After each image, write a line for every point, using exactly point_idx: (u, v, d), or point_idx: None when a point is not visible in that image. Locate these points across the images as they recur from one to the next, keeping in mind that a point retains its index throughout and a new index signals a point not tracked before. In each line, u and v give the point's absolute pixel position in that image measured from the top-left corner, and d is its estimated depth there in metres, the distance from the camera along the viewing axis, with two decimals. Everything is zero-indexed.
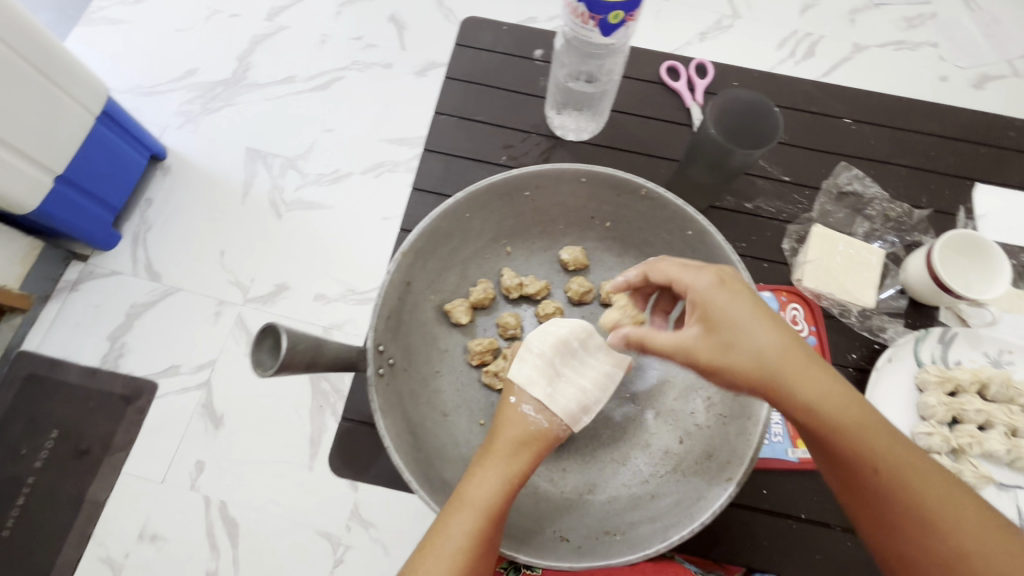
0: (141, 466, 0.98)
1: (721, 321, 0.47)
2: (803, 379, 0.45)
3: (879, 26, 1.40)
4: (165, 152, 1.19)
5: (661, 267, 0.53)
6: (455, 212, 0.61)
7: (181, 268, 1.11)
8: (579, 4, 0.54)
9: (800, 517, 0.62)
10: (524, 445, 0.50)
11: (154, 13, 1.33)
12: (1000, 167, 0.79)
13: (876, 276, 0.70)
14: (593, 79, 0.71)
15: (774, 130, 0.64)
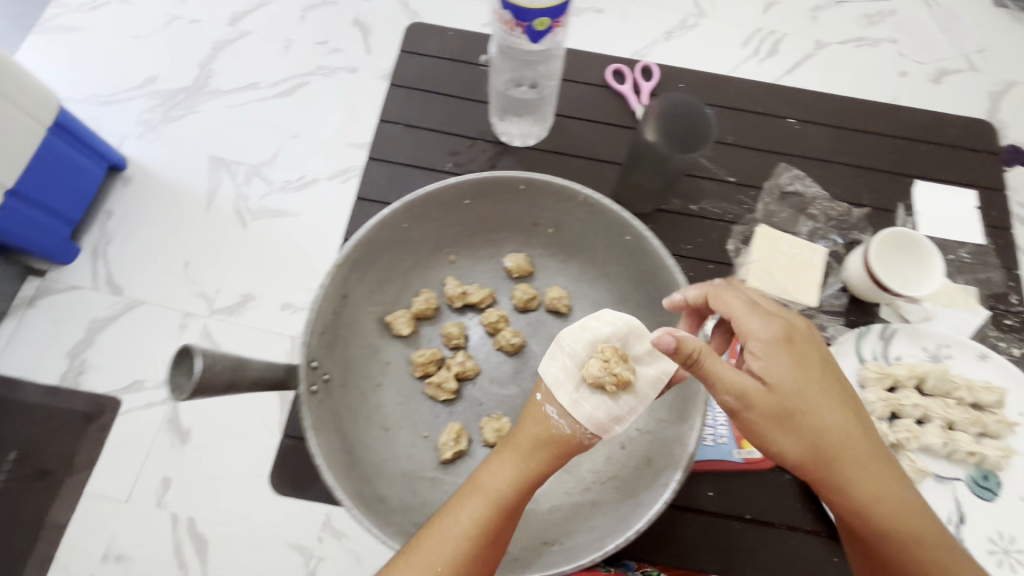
0: (105, 486, 0.95)
1: (781, 377, 0.46)
2: (842, 444, 0.46)
3: (838, 25, 1.48)
4: (124, 162, 1.17)
5: (726, 300, 0.50)
6: (392, 223, 0.60)
7: (143, 282, 1.08)
8: (504, 12, 0.54)
9: (745, 517, 0.63)
10: (542, 445, 0.49)
11: (112, 20, 1.31)
12: (940, 164, 0.80)
13: (819, 274, 0.70)
14: (534, 84, 0.74)
15: (708, 129, 0.67)
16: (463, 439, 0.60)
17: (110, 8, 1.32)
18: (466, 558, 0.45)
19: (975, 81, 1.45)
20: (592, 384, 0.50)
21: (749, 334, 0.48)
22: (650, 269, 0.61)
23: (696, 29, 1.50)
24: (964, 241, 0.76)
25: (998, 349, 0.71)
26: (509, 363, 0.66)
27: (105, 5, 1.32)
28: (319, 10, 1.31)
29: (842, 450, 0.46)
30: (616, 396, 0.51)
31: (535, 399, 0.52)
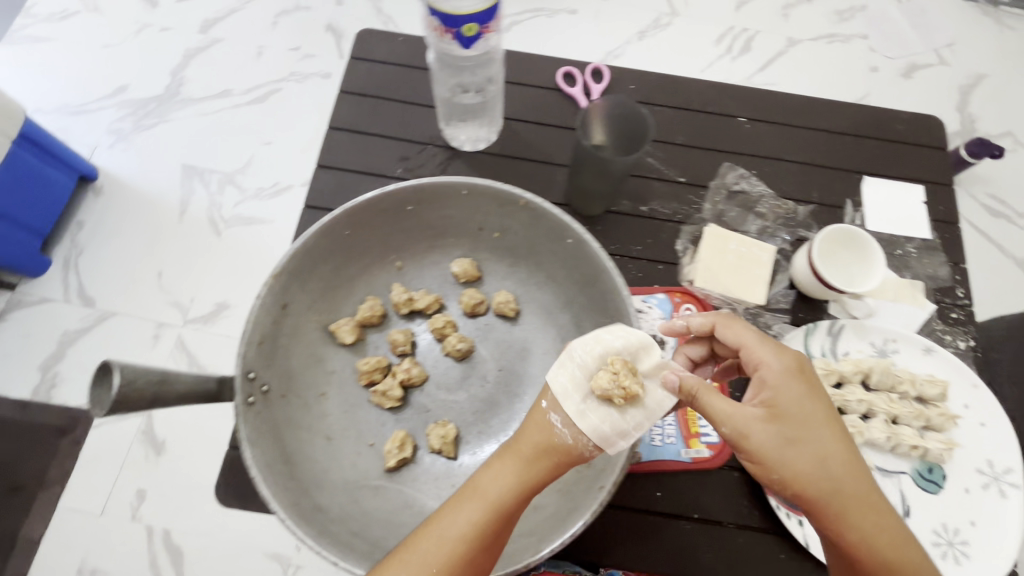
0: (79, 500, 0.95)
1: (790, 405, 0.49)
2: (848, 473, 0.47)
3: (811, 22, 1.58)
4: (94, 173, 1.20)
5: (737, 332, 0.54)
6: (332, 232, 0.60)
7: (117, 294, 1.11)
8: (433, 18, 0.54)
9: (693, 517, 0.63)
10: (544, 452, 0.48)
11: (81, 31, 1.33)
12: (888, 160, 0.81)
13: (767, 272, 0.71)
14: (478, 89, 0.75)
15: (643, 128, 0.68)
16: (407, 447, 0.60)
17: (80, 18, 1.34)
18: (461, 560, 0.45)
19: (944, 76, 1.52)
20: (600, 396, 0.50)
21: (759, 364, 0.51)
22: (592, 272, 0.61)
23: (670, 30, 1.57)
24: (911, 236, 0.77)
25: (944, 342, 0.72)
26: (457, 368, 0.65)
27: (74, 15, 1.34)
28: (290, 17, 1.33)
29: (849, 481, 0.47)
30: (623, 409, 0.50)
31: (539, 405, 0.51)
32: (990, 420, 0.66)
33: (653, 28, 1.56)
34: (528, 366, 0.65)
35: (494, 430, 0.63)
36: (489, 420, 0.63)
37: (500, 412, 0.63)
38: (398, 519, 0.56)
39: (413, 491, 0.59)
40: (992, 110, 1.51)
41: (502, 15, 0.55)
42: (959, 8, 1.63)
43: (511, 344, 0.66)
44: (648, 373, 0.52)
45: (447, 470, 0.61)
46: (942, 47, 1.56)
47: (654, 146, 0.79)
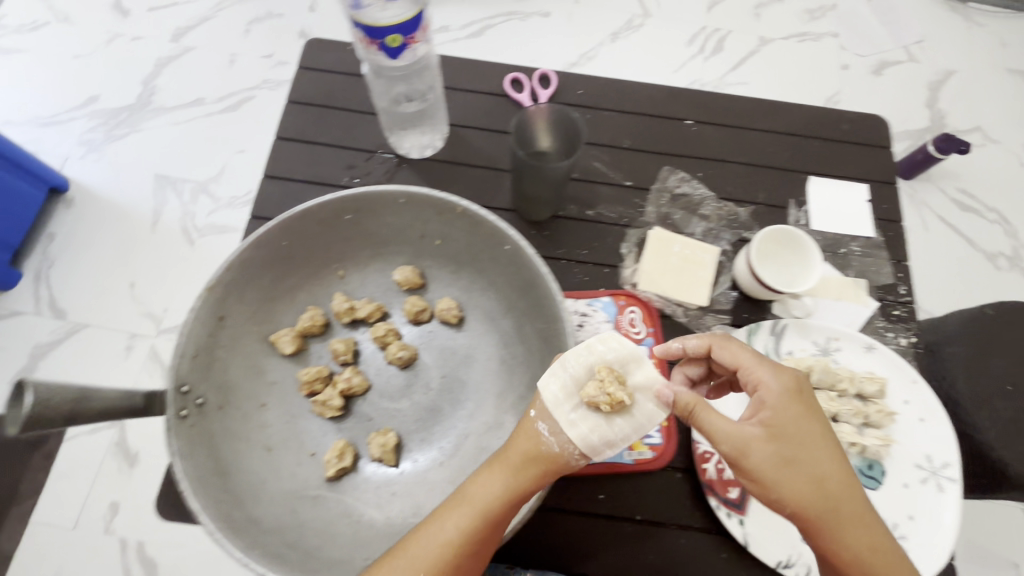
0: (52, 514, 0.97)
1: (787, 430, 0.49)
2: (838, 498, 0.48)
3: (784, 20, 1.61)
4: (65, 186, 1.30)
5: (734, 357, 0.54)
6: (269, 243, 0.61)
7: (87, 301, 1.21)
8: (356, 30, 0.54)
9: (635, 519, 0.64)
10: (531, 460, 0.49)
11: (52, 42, 1.45)
12: (834, 159, 0.82)
13: (709, 273, 0.72)
14: (415, 97, 0.74)
15: (575, 134, 0.70)
16: (346, 456, 0.61)
17: (50, 27, 1.46)
18: (449, 566, 0.47)
19: (917, 72, 1.56)
20: (589, 404, 0.50)
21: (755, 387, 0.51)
22: (529, 278, 0.62)
23: (642, 30, 1.60)
24: (855, 235, 0.78)
25: (886, 339, 0.73)
26: (400, 377, 0.65)
27: (44, 28, 1.46)
28: (263, 25, 1.47)
29: (840, 503, 0.47)
30: (611, 418, 0.50)
31: (528, 414, 0.52)
32: (929, 415, 0.67)
33: (625, 29, 1.60)
34: (471, 372, 0.65)
35: (437, 438, 0.63)
36: (432, 428, 0.64)
37: (444, 420, 0.64)
38: (335, 528, 0.56)
39: (353, 500, 0.59)
40: (960, 105, 1.53)
41: (427, 26, 0.56)
42: (927, 6, 1.65)
43: (455, 351, 0.67)
44: (639, 383, 0.52)
45: (388, 478, 0.61)
46: (910, 44, 1.59)
47: (601, 151, 0.80)
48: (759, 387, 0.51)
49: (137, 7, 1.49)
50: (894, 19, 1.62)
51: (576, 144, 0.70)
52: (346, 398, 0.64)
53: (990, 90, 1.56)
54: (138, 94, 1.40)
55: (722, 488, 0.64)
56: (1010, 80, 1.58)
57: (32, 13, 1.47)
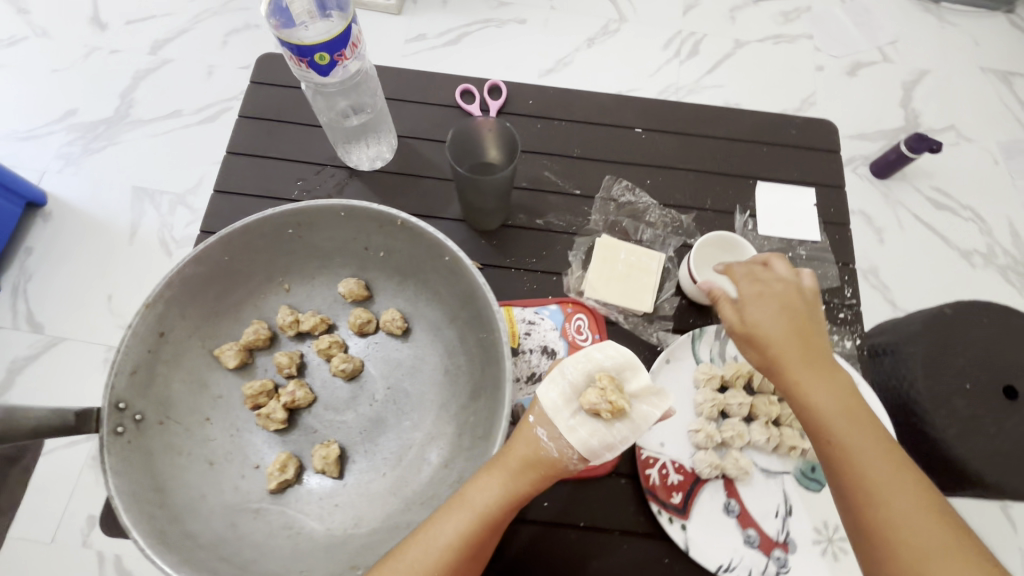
0: (28, 528, 0.98)
1: (759, 309, 0.58)
2: (805, 360, 0.55)
3: (760, 22, 1.62)
4: (44, 199, 1.31)
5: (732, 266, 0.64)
6: (210, 258, 0.61)
7: (63, 317, 1.22)
8: (284, 49, 0.54)
9: (579, 525, 0.64)
10: (530, 465, 0.53)
11: (30, 56, 1.46)
12: (782, 164, 0.83)
13: (655, 280, 0.73)
14: (360, 109, 0.76)
15: (513, 144, 0.71)
16: (289, 468, 0.61)
17: (28, 42, 1.47)
18: (449, 568, 0.50)
19: (891, 71, 1.57)
20: (588, 410, 0.52)
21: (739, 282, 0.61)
22: (468, 289, 0.62)
23: (619, 34, 1.59)
24: (802, 240, 0.79)
25: (831, 342, 0.73)
26: (346, 388, 0.66)
27: (23, 43, 1.47)
28: (239, 37, 1.49)
29: (804, 367, 0.54)
30: (610, 423, 0.52)
31: (527, 420, 0.56)
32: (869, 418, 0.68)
33: (602, 33, 1.60)
34: (415, 382, 0.66)
35: (381, 448, 0.63)
36: (376, 439, 0.64)
37: (387, 431, 0.64)
38: (273, 541, 0.57)
39: (295, 512, 0.60)
40: (934, 105, 1.54)
41: (356, 42, 0.56)
42: (901, 6, 1.67)
43: (401, 361, 0.67)
44: (636, 390, 0.54)
45: (332, 490, 0.62)
46: (885, 44, 1.60)
47: (550, 159, 0.81)
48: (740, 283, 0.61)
49: (114, 21, 1.50)
50: (868, 20, 1.64)
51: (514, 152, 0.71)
52: (291, 410, 0.65)
53: (964, 89, 1.57)
54: (116, 107, 1.42)
55: (665, 493, 0.64)
56: (984, 78, 1.59)
57: (10, 28, 1.48)
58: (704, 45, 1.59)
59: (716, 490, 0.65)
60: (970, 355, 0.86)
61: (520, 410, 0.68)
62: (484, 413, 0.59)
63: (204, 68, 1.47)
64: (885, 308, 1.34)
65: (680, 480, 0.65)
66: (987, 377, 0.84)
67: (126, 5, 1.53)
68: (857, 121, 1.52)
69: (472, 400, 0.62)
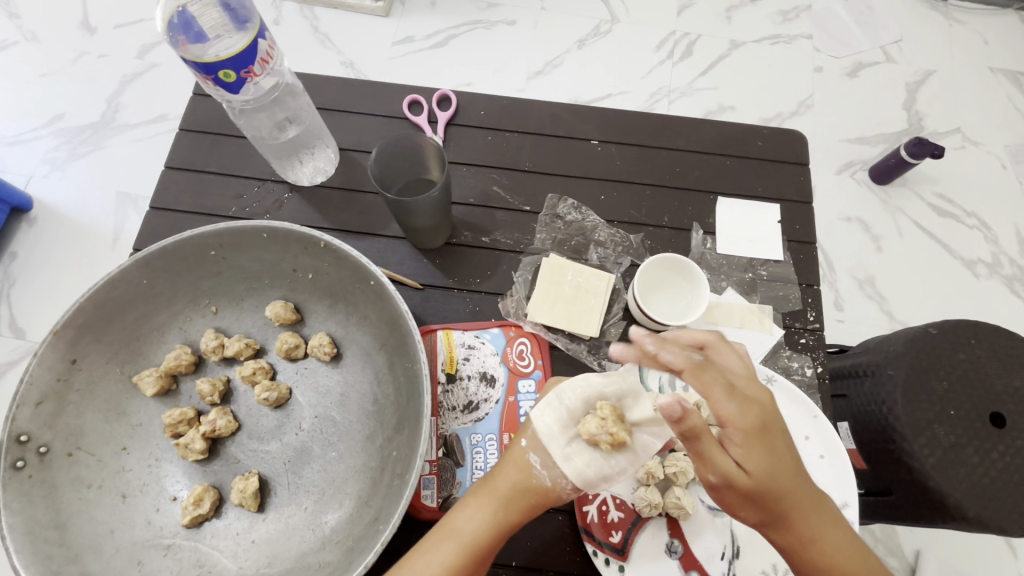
0: None
1: (768, 446, 0.48)
2: (804, 494, 0.50)
3: (756, 21, 1.56)
4: (29, 204, 1.29)
5: (704, 370, 0.50)
6: (126, 282, 0.59)
7: (42, 325, 1.21)
8: (188, 66, 0.52)
9: (511, 564, 0.61)
10: (522, 492, 0.53)
11: (19, 61, 1.44)
12: (747, 178, 0.78)
13: (602, 303, 0.69)
14: (294, 120, 0.73)
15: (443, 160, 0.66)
16: (204, 502, 0.58)
17: (17, 46, 1.46)
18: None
19: (894, 72, 1.51)
20: (587, 439, 0.51)
21: (728, 410, 0.48)
22: (394, 314, 0.60)
23: (610, 35, 1.54)
24: (765, 259, 0.74)
25: (791, 369, 0.69)
26: (271, 416, 0.63)
27: (10, 47, 1.46)
28: None
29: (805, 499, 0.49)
30: (609, 453, 0.51)
31: (520, 444, 0.55)
32: (827, 454, 0.64)
33: (594, 34, 1.55)
34: (343, 411, 0.63)
35: (304, 481, 0.60)
36: (300, 471, 0.61)
37: (311, 462, 0.61)
38: None
39: (208, 548, 0.57)
40: (939, 106, 1.48)
41: (266, 57, 0.54)
42: (908, 3, 1.60)
43: (330, 389, 0.64)
44: (638, 419, 0.53)
45: (252, 523, 0.59)
46: (888, 43, 1.54)
47: (499, 174, 0.77)
48: (730, 414, 0.48)
49: (103, 25, 1.49)
50: (871, 18, 1.57)
51: (443, 173, 0.67)
52: (213, 439, 0.62)
53: (971, 90, 1.50)
54: (102, 111, 1.41)
55: (602, 531, 0.60)
56: (993, 79, 1.52)
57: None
58: (698, 45, 1.53)
59: (658, 529, 0.61)
60: (955, 380, 0.78)
61: (454, 439, 0.64)
62: (402, 450, 0.57)
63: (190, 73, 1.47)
64: (881, 319, 1.29)
65: (621, 517, 0.61)
66: (970, 403, 0.77)
67: (113, 8, 1.51)
68: (856, 124, 1.46)
69: (395, 433, 0.59)
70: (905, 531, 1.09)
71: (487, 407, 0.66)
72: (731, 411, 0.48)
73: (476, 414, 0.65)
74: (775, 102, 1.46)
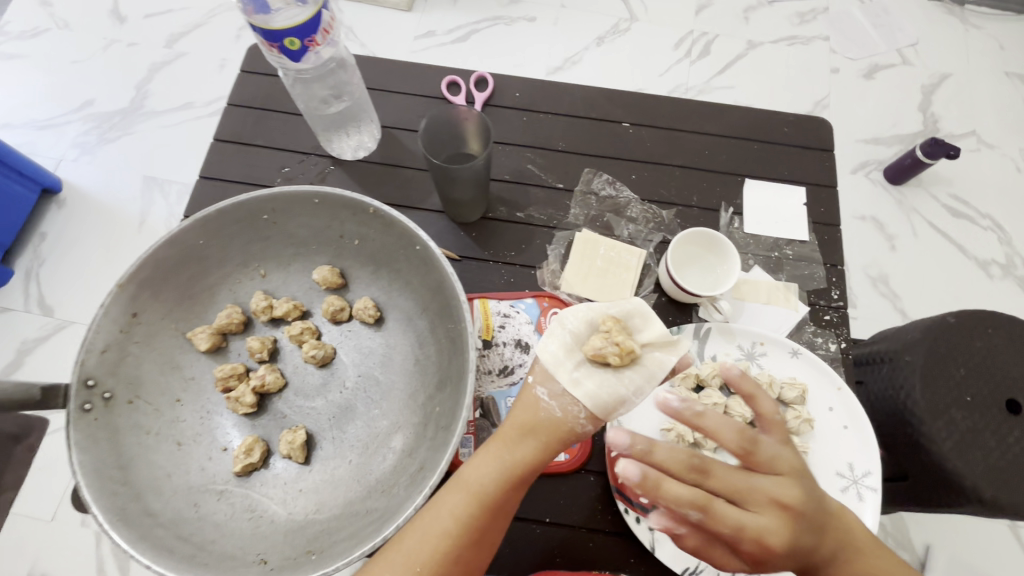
0: (32, 505, 1.03)
1: (783, 562, 0.49)
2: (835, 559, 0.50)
3: (774, 22, 1.58)
4: (59, 186, 1.33)
5: (713, 509, 0.48)
6: (183, 241, 0.62)
7: (73, 303, 1.24)
8: (257, 36, 0.56)
9: (544, 521, 0.63)
10: (529, 431, 0.52)
11: (50, 48, 1.48)
12: (774, 163, 0.81)
13: (633, 276, 0.72)
14: (340, 95, 0.77)
15: (488, 132, 0.69)
16: (255, 452, 0.61)
17: (50, 34, 1.50)
18: (446, 555, 0.49)
19: (910, 74, 1.53)
20: (593, 358, 0.53)
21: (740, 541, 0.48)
22: (438, 277, 0.62)
23: (628, 33, 1.57)
24: (790, 239, 0.77)
25: (815, 345, 0.71)
26: (316, 374, 0.66)
27: (43, 34, 1.50)
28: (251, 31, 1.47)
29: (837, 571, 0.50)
30: (619, 370, 0.53)
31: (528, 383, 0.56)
32: (852, 422, 0.66)
33: (612, 32, 1.57)
34: (386, 371, 0.66)
35: (347, 436, 0.63)
36: (345, 427, 0.64)
37: (357, 419, 0.64)
38: (234, 523, 0.57)
39: (258, 496, 0.60)
40: (954, 109, 1.50)
41: (326, 29, 0.58)
42: (924, 7, 1.62)
43: (373, 350, 0.67)
44: (648, 338, 0.55)
45: (299, 475, 0.62)
46: (904, 46, 1.56)
47: (533, 153, 0.80)
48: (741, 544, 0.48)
49: (134, 14, 1.53)
50: (888, 22, 1.59)
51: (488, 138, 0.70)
52: (261, 395, 0.65)
53: (987, 94, 1.52)
54: (131, 98, 1.44)
55: (633, 491, 0.63)
56: (1009, 83, 1.54)
57: (35, 20, 1.51)
58: (715, 45, 1.55)
59: None
60: (972, 366, 0.80)
61: (490, 402, 0.67)
62: (444, 406, 0.59)
63: (217, 61, 1.49)
64: (894, 317, 1.30)
65: None
66: (988, 389, 0.79)
67: None
68: (871, 124, 1.48)
69: (438, 389, 0.61)
70: (918, 525, 1.10)
71: (522, 372, 0.68)
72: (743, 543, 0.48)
73: (511, 378, 0.68)
74: (790, 100, 1.48)
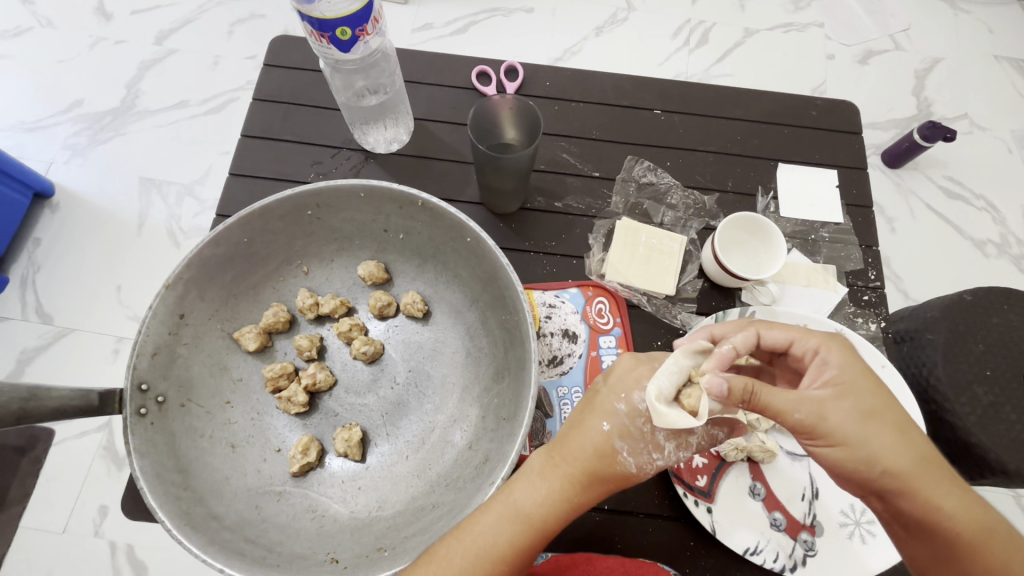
0: (40, 519, 0.97)
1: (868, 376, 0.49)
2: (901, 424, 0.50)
3: (772, 10, 1.58)
4: (51, 190, 1.24)
5: (801, 336, 0.52)
6: (228, 239, 0.60)
7: (73, 308, 1.17)
8: (306, 26, 0.55)
9: (603, 509, 0.64)
10: (599, 480, 0.51)
11: (34, 47, 1.38)
12: (804, 147, 0.82)
13: (677, 263, 0.72)
14: (380, 88, 0.75)
15: (538, 128, 0.68)
16: (311, 451, 0.60)
17: (33, 33, 1.39)
18: None
19: (904, 59, 1.55)
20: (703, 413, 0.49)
21: (818, 373, 0.49)
22: (491, 269, 0.61)
23: (627, 23, 1.53)
24: (825, 222, 0.78)
25: (855, 324, 0.73)
26: (366, 370, 0.65)
27: (25, 32, 1.39)
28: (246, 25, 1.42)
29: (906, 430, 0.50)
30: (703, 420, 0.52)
31: (601, 428, 0.52)
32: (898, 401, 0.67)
33: (610, 22, 1.55)
34: (437, 365, 0.65)
35: (402, 432, 0.63)
36: (402, 425, 0.63)
37: (415, 417, 0.63)
38: (298, 524, 0.56)
39: (317, 495, 0.59)
40: (948, 92, 1.52)
41: (376, 18, 0.57)
42: None
43: (422, 344, 0.66)
44: None
45: (355, 473, 0.61)
46: (897, 31, 1.57)
47: (567, 142, 0.80)
48: (824, 370, 0.49)
49: (119, 10, 1.42)
50: (880, 8, 1.60)
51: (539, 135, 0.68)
52: (312, 394, 0.64)
53: (977, 78, 1.55)
54: (122, 97, 1.35)
55: (689, 475, 0.63)
56: (997, 66, 1.57)
57: (15, 18, 1.40)
58: (714, 33, 1.53)
59: (741, 473, 0.64)
60: (991, 341, 0.79)
61: (542, 393, 0.67)
62: (505, 402, 0.59)
63: (210, 59, 1.39)
64: (898, 298, 1.32)
65: (705, 463, 0.64)
66: (1007, 364, 0.78)
67: None
68: (869, 110, 1.49)
69: (497, 383, 0.61)
70: None
71: (572, 362, 0.68)
72: (828, 365, 0.49)
73: (561, 367, 0.68)
74: (794, 87, 1.48)
